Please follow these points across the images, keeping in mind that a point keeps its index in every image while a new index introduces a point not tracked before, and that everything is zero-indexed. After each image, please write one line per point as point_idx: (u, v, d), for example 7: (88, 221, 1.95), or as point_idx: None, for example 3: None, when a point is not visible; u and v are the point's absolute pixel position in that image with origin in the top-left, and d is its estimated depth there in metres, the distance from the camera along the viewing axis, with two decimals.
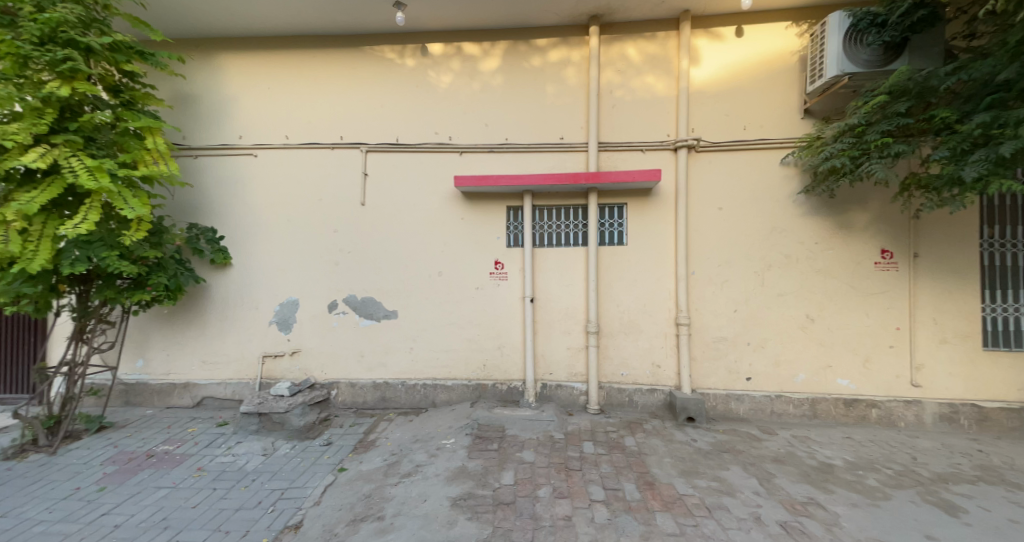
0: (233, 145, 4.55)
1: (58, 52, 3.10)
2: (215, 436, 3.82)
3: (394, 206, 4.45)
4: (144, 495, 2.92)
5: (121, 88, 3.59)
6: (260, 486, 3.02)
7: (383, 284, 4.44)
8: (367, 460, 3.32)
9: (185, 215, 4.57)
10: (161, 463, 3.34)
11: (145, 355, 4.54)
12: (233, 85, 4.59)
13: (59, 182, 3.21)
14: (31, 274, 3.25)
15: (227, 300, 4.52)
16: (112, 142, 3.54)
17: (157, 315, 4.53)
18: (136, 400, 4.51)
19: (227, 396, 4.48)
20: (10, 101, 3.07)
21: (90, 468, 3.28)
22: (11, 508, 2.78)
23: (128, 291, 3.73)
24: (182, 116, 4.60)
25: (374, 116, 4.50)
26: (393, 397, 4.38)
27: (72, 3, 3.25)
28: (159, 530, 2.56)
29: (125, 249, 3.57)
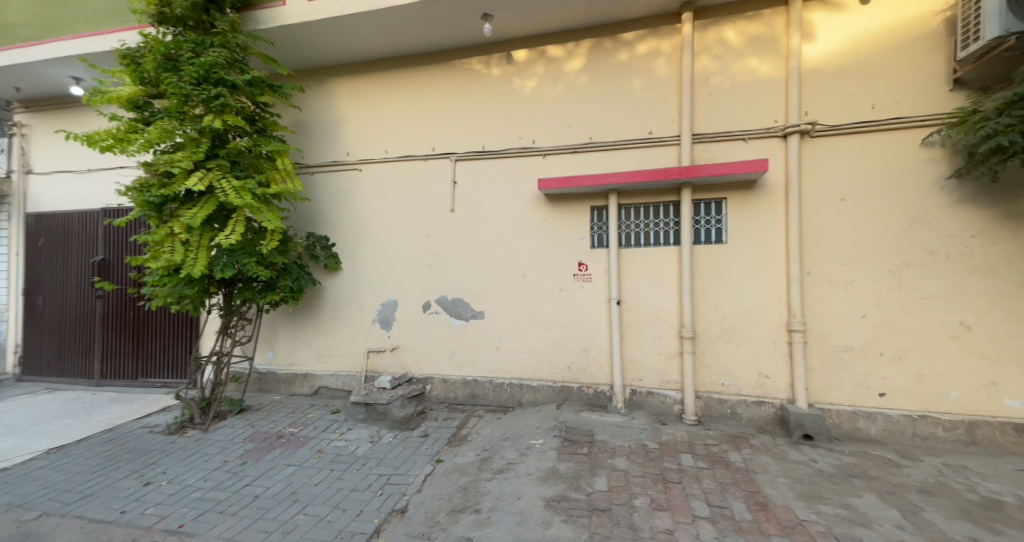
0: (342, 161, 5.08)
1: (212, 91, 3.73)
2: (330, 422, 4.28)
3: (481, 210, 4.62)
4: (277, 470, 3.36)
5: (255, 118, 4.20)
6: (369, 470, 3.31)
7: (472, 286, 4.63)
8: (461, 454, 3.47)
9: (304, 226, 5.20)
10: (289, 444, 3.82)
11: (274, 348, 5.25)
12: (341, 108, 5.13)
13: (213, 200, 3.84)
14: (191, 278, 3.89)
15: (338, 301, 5.05)
16: (250, 164, 4.15)
17: (283, 313, 5.20)
18: (267, 387, 5.22)
19: (338, 386, 4.99)
20: (178, 134, 3.73)
21: (234, 444, 3.86)
22: (180, 473, 3.37)
23: (261, 292, 4.32)
24: (300, 138, 5.25)
25: (462, 126, 4.71)
26: (482, 395, 4.53)
27: (220, 48, 3.88)
28: (290, 502, 2.92)
29: (260, 256, 4.16)
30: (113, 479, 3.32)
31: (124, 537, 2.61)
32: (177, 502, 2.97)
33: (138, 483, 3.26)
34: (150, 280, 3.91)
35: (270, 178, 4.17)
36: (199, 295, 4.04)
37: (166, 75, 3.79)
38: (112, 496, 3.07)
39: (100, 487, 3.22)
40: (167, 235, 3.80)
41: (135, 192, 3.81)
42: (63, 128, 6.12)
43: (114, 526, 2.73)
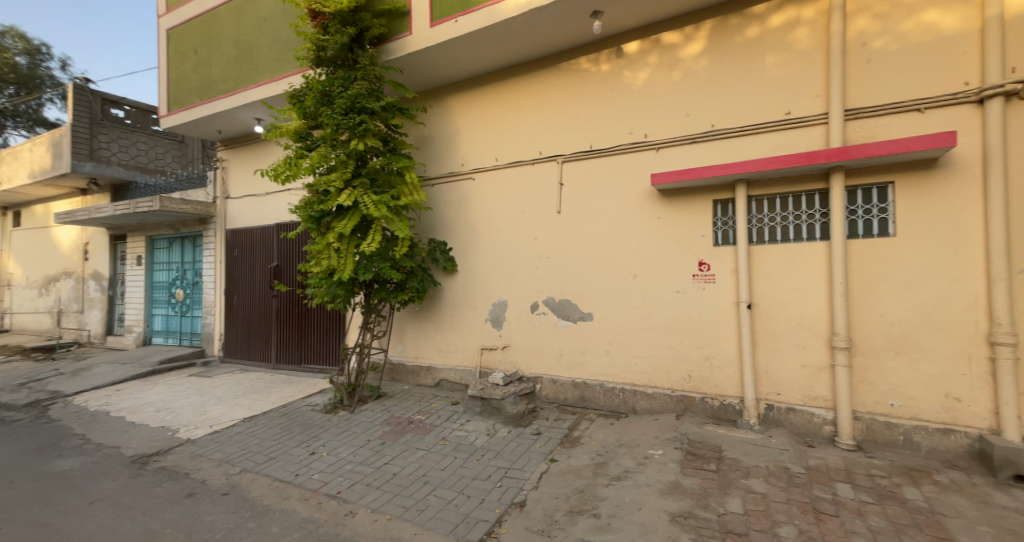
0: (458, 172, 5.46)
1: (357, 119, 4.33)
2: (451, 412, 4.62)
3: (591, 210, 4.55)
4: (409, 453, 3.74)
5: (389, 138, 4.75)
6: (488, 462, 3.50)
7: (581, 287, 4.58)
8: (575, 456, 3.47)
9: (426, 232, 5.71)
10: (418, 429, 4.23)
11: (403, 342, 5.86)
12: (457, 121, 5.51)
13: (357, 213, 4.43)
14: (341, 281, 4.53)
15: (456, 301, 5.43)
16: (385, 180, 4.71)
17: (410, 311, 5.78)
18: (397, 377, 5.84)
19: (456, 380, 5.34)
20: (332, 158, 4.40)
21: (375, 426, 4.39)
22: (335, 447, 3.95)
23: (394, 293, 4.86)
24: (422, 153, 5.78)
25: (571, 127, 4.71)
26: (592, 398, 4.43)
27: (362, 81, 4.47)
28: (422, 483, 3.22)
29: (393, 261, 4.69)
30: (288, 447, 4.03)
31: (298, 496, 3.14)
32: (334, 471, 3.49)
33: (305, 452, 3.91)
34: (312, 282, 4.65)
35: (401, 191, 4.68)
36: (347, 295, 4.69)
37: (323, 109, 4.49)
38: (288, 461, 3.73)
39: (279, 453, 3.93)
40: (324, 244, 4.49)
41: (301, 209, 4.57)
42: (250, 161, 7.66)
43: (291, 486, 3.31)
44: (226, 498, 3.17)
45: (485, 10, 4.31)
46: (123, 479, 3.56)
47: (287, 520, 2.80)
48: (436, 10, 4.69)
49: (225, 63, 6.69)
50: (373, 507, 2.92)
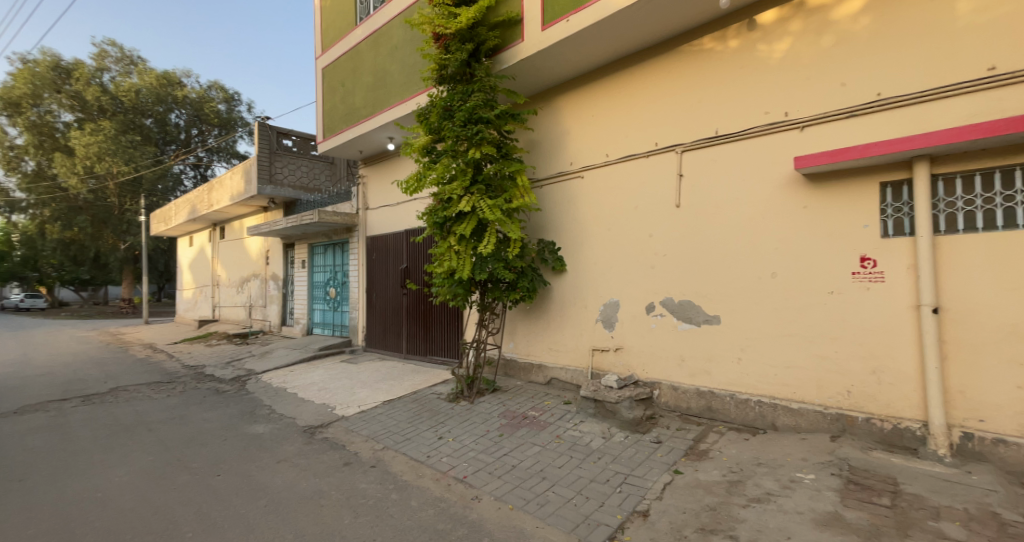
0: (567, 171, 5.45)
1: (474, 129, 4.61)
2: (564, 411, 4.62)
3: (716, 202, 4.16)
4: (526, 447, 3.85)
5: (502, 145, 4.96)
6: (606, 465, 3.42)
7: (705, 286, 4.22)
8: (704, 469, 3.21)
9: (537, 232, 5.81)
10: (532, 425, 4.34)
11: (515, 339, 6.06)
12: (567, 120, 5.51)
13: (474, 217, 4.71)
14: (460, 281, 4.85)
15: (566, 300, 5.42)
16: (498, 184, 4.92)
17: (522, 310, 5.94)
18: (510, 373, 6.05)
19: (568, 379, 5.30)
20: (452, 168, 4.74)
21: (493, 418, 4.63)
22: (459, 434, 4.27)
23: (507, 292, 5.04)
24: (532, 155, 5.90)
25: (691, 114, 4.37)
26: (720, 409, 4.03)
27: (479, 93, 4.74)
28: (540, 478, 3.29)
29: (506, 261, 4.88)
30: (420, 430, 4.48)
31: (431, 476, 3.47)
32: (460, 457, 3.76)
33: (434, 436, 4.29)
34: (436, 282, 5.06)
35: (513, 194, 4.85)
36: (466, 294, 5.00)
37: (445, 123, 4.85)
38: (420, 443, 4.14)
39: (413, 434, 4.39)
40: (447, 247, 4.86)
41: (427, 216, 5.02)
42: (384, 175, 8.70)
43: (424, 466, 3.66)
44: (374, 470, 3.65)
45: (599, 4, 4.24)
46: (298, 444, 4.33)
47: (424, 496, 3.11)
48: (548, 13, 4.76)
49: (365, 92, 7.71)
50: (496, 495, 3.08)
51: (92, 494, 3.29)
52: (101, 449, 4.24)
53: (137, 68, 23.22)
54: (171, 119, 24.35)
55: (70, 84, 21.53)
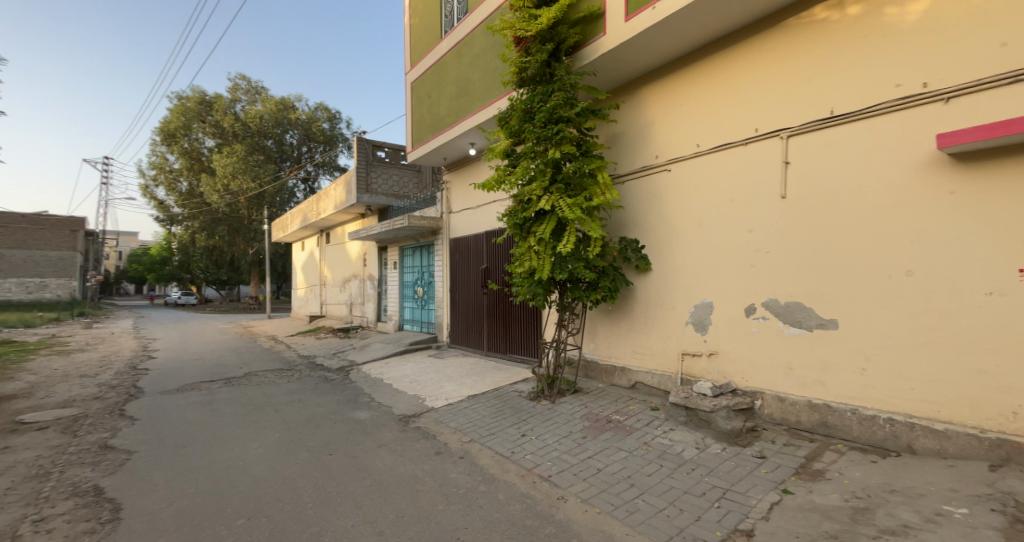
0: (652, 165, 5.21)
1: (554, 129, 4.60)
2: (652, 417, 4.42)
3: (830, 192, 3.69)
4: (611, 451, 3.75)
5: (582, 142, 4.88)
6: (701, 477, 3.21)
7: (817, 286, 3.76)
8: (819, 492, 2.86)
9: (619, 231, 5.62)
10: (617, 429, 4.21)
11: (596, 340, 5.93)
12: (651, 112, 5.28)
13: (554, 217, 4.67)
14: (539, 280, 4.84)
15: (652, 301, 5.17)
16: (578, 182, 4.84)
17: (604, 311, 5.79)
18: (592, 375, 5.93)
19: (654, 384, 5.05)
20: (532, 170, 4.77)
21: (575, 419, 4.58)
22: (542, 433, 4.29)
23: (588, 292, 4.94)
24: (614, 151, 5.74)
25: (800, 94, 3.93)
26: (838, 425, 3.55)
27: (560, 92, 4.72)
28: (627, 484, 3.18)
29: (586, 261, 4.76)
30: (504, 426, 4.59)
31: (516, 472, 3.53)
32: (544, 455, 3.78)
33: (517, 433, 4.37)
34: (516, 282, 5.11)
35: (593, 192, 4.75)
36: (546, 294, 4.98)
37: (525, 125, 4.90)
38: (504, 439, 4.24)
39: (497, 430, 4.51)
40: (527, 247, 4.90)
41: (507, 217, 5.10)
42: (466, 179, 9.05)
43: (509, 461, 3.75)
44: (462, 461, 3.81)
45: None
46: (395, 432, 4.68)
47: (510, 491, 3.18)
48: (632, 3, 4.61)
49: (450, 101, 8.10)
50: (582, 497, 3.04)
51: (234, 462, 3.87)
52: (239, 425, 4.98)
53: (261, 97, 26.91)
54: (287, 139, 27.82)
55: (212, 115, 25.63)
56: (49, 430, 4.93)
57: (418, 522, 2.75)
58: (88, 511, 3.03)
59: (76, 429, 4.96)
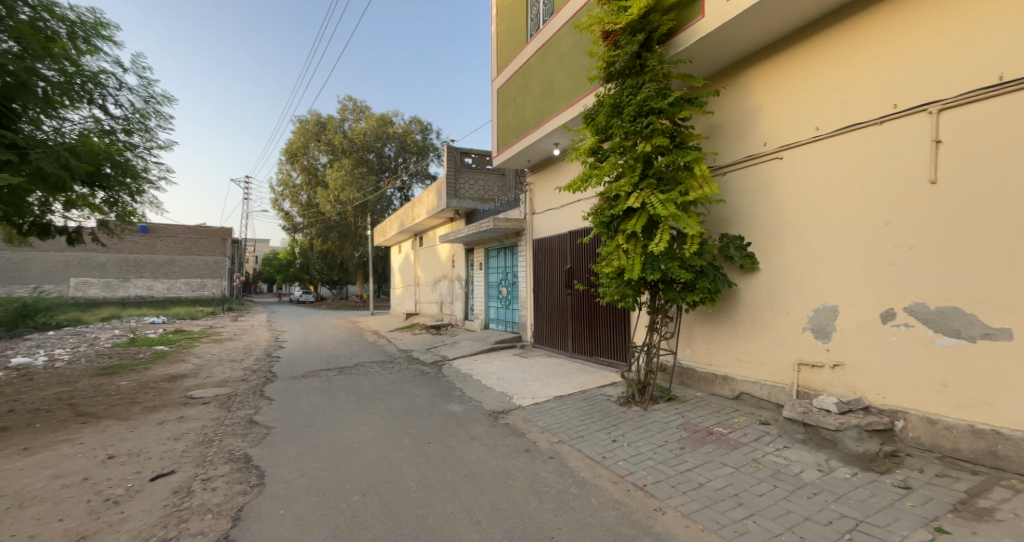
0: (759, 153, 4.74)
1: (645, 122, 4.38)
2: (762, 433, 4.01)
3: (998, 174, 3.03)
4: (714, 466, 3.46)
5: (676, 134, 4.60)
6: (826, 504, 2.83)
7: (979, 289, 3.10)
8: (987, 535, 2.35)
9: (719, 227, 5.20)
10: (720, 442, 3.89)
11: (692, 345, 5.54)
12: (757, 96, 4.81)
13: (644, 214, 4.44)
14: (628, 280, 4.63)
15: (759, 304, 4.70)
16: (672, 177, 4.55)
17: (702, 314, 5.40)
18: (688, 382, 5.55)
19: (763, 396, 4.58)
20: (620, 165, 4.60)
21: (670, 428, 4.32)
22: (634, 440, 4.12)
23: (683, 293, 4.60)
24: (713, 142, 5.33)
25: (954, 60, 3.29)
26: (1013, 458, 2.88)
27: (651, 83, 4.51)
28: (734, 503, 2.92)
29: (682, 260, 4.44)
30: (593, 429, 4.50)
31: (608, 478, 3.43)
32: (637, 463, 3.62)
33: (608, 438, 4.25)
34: (604, 282, 4.96)
35: (689, 186, 4.43)
36: (635, 295, 4.76)
37: (614, 120, 4.74)
38: (595, 442, 4.15)
39: (587, 433, 4.43)
40: (614, 246, 4.72)
41: (594, 216, 4.97)
42: (549, 180, 9.05)
43: (601, 466, 3.65)
44: (552, 461, 3.82)
45: None
46: (486, 426, 4.85)
47: (603, 496, 3.10)
48: None
49: (535, 104, 8.19)
50: (683, 511, 2.85)
51: (348, 444, 4.32)
52: (351, 410, 5.55)
53: (364, 115, 29.78)
54: (385, 151, 30.42)
55: (326, 134, 28.98)
56: (210, 404, 5.95)
57: (511, 517, 2.81)
58: (240, 474, 3.60)
59: (228, 405, 5.93)
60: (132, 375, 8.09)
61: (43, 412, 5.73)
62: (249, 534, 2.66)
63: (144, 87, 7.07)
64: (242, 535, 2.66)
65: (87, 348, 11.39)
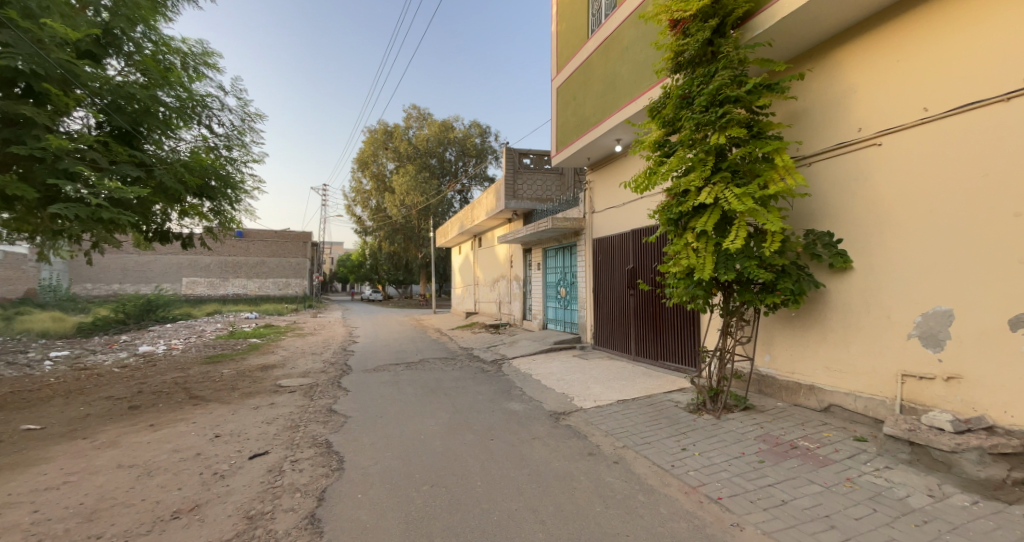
0: (852, 140, 4.29)
1: (719, 112, 4.13)
2: (856, 450, 3.61)
3: None
4: (800, 483, 3.17)
5: (753, 123, 4.29)
6: (940, 535, 2.47)
7: None
8: None
9: (803, 223, 4.77)
10: (806, 458, 3.56)
11: (772, 351, 5.13)
12: (850, 77, 4.35)
13: (717, 210, 4.17)
14: (698, 280, 4.38)
15: (852, 308, 4.24)
16: (748, 169, 4.24)
17: (783, 318, 4.98)
18: (767, 391, 5.15)
19: (858, 410, 4.13)
20: (689, 159, 4.37)
21: (747, 440, 4.03)
22: (707, 450, 3.89)
23: (761, 295, 4.27)
24: (796, 130, 4.91)
25: None
26: None
27: (725, 70, 4.24)
28: (825, 525, 2.64)
29: (760, 259, 4.12)
30: (661, 436, 4.32)
31: (679, 487, 3.28)
32: (710, 475, 3.42)
33: (677, 446, 4.05)
34: (671, 282, 4.73)
35: (768, 179, 4.11)
36: (707, 296, 4.49)
37: (683, 112, 4.52)
38: (663, 450, 3.98)
39: (654, 440, 4.26)
40: (683, 245, 4.49)
41: (661, 213, 4.76)
42: (611, 177, 8.84)
43: (670, 475, 3.50)
44: (618, 466, 3.72)
45: None
46: (547, 426, 4.85)
47: (674, 507, 2.97)
48: None
49: (596, 100, 8.05)
50: (764, 530, 2.64)
51: (417, 436, 4.53)
52: (418, 404, 5.81)
53: (427, 122, 31.07)
54: (446, 155, 31.52)
55: (392, 142, 30.66)
56: (295, 393, 6.54)
57: (576, 519, 2.78)
58: (323, 459, 3.91)
59: (310, 394, 6.46)
60: (232, 364, 9.11)
61: (164, 394, 6.63)
62: (332, 513, 2.88)
63: (241, 107, 7.92)
64: (326, 514, 2.88)
65: (195, 339, 12.99)
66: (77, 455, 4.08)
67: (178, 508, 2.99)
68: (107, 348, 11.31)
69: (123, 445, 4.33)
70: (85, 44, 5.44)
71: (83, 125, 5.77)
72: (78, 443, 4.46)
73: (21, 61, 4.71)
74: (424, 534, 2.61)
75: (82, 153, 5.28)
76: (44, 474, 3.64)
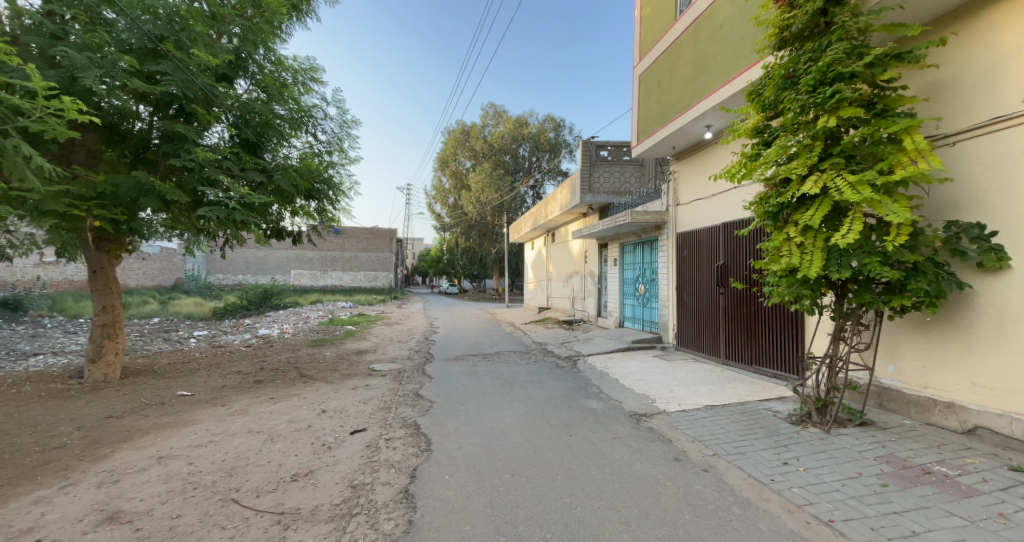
0: (1013, 112, 3.54)
1: (829, 91, 3.64)
2: (1013, 482, 3.02)
3: None
4: (935, 513, 2.73)
5: (875, 101, 3.75)
6: None
7: None
8: None
9: (944, 212, 4.06)
10: (944, 486, 3.05)
11: (898, 361, 4.46)
12: (1012, 37, 3.60)
13: (828, 200, 3.69)
14: (802, 279, 3.91)
15: (1008, 314, 3.54)
16: (869, 154, 3.72)
17: (914, 324, 4.29)
18: (890, 405, 4.51)
19: (1015, 435, 3.47)
20: (793, 146, 3.92)
21: (866, 459, 3.55)
22: (814, 466, 3.50)
23: (884, 296, 3.70)
24: (936, 104, 4.19)
25: None
26: None
27: (839, 44, 3.75)
28: None
29: (884, 255, 3.58)
30: (757, 447, 3.97)
31: (780, 504, 3.00)
32: (819, 494, 3.08)
33: (777, 459, 3.70)
34: (770, 281, 4.27)
35: (894, 162, 3.56)
36: (814, 296, 3.98)
37: (786, 94, 4.07)
38: (760, 462, 3.65)
39: (749, 450, 3.94)
40: (783, 240, 4.04)
41: (758, 206, 4.34)
42: (697, 168, 8.28)
43: (768, 489, 3.22)
44: (707, 475, 3.50)
45: None
46: (628, 427, 4.72)
47: (774, 524, 2.73)
48: None
49: (682, 87, 7.60)
50: None
51: (498, 425, 4.67)
52: (497, 395, 5.98)
53: (502, 120, 31.61)
54: (520, 152, 31.86)
55: (469, 141, 31.78)
56: (386, 377, 7.09)
57: (664, 524, 2.68)
58: (413, 439, 4.20)
59: (399, 379, 6.96)
60: (332, 347, 10.11)
61: (280, 371, 7.57)
62: (423, 491, 3.08)
63: (340, 115, 8.67)
64: (419, 491, 3.09)
65: (303, 324, 14.71)
66: (218, 419, 4.83)
67: (296, 472, 3.40)
68: (236, 329, 13.26)
69: (251, 413, 5.03)
70: (221, 68, 6.31)
71: (219, 138, 6.72)
72: (218, 409, 5.26)
73: (177, 87, 5.60)
74: (508, 520, 2.69)
75: (220, 163, 6.17)
76: (196, 432, 4.37)
